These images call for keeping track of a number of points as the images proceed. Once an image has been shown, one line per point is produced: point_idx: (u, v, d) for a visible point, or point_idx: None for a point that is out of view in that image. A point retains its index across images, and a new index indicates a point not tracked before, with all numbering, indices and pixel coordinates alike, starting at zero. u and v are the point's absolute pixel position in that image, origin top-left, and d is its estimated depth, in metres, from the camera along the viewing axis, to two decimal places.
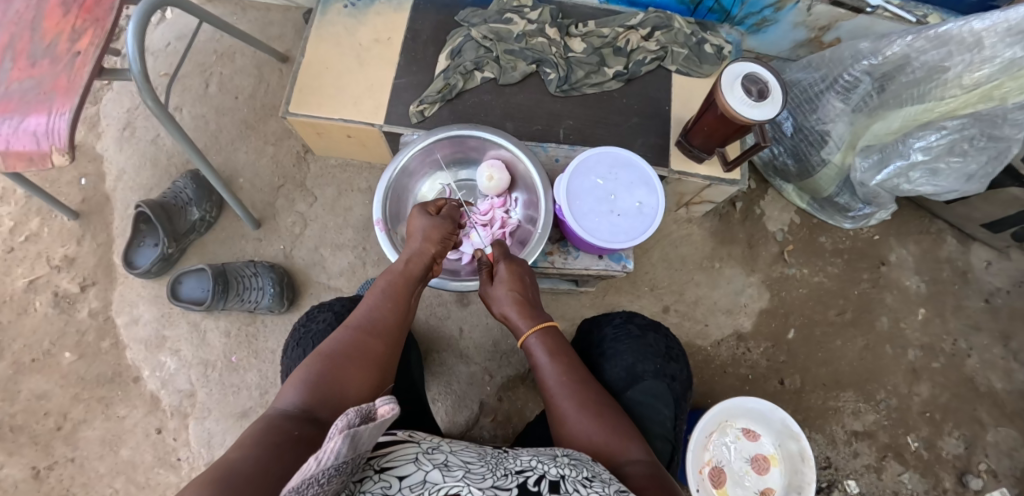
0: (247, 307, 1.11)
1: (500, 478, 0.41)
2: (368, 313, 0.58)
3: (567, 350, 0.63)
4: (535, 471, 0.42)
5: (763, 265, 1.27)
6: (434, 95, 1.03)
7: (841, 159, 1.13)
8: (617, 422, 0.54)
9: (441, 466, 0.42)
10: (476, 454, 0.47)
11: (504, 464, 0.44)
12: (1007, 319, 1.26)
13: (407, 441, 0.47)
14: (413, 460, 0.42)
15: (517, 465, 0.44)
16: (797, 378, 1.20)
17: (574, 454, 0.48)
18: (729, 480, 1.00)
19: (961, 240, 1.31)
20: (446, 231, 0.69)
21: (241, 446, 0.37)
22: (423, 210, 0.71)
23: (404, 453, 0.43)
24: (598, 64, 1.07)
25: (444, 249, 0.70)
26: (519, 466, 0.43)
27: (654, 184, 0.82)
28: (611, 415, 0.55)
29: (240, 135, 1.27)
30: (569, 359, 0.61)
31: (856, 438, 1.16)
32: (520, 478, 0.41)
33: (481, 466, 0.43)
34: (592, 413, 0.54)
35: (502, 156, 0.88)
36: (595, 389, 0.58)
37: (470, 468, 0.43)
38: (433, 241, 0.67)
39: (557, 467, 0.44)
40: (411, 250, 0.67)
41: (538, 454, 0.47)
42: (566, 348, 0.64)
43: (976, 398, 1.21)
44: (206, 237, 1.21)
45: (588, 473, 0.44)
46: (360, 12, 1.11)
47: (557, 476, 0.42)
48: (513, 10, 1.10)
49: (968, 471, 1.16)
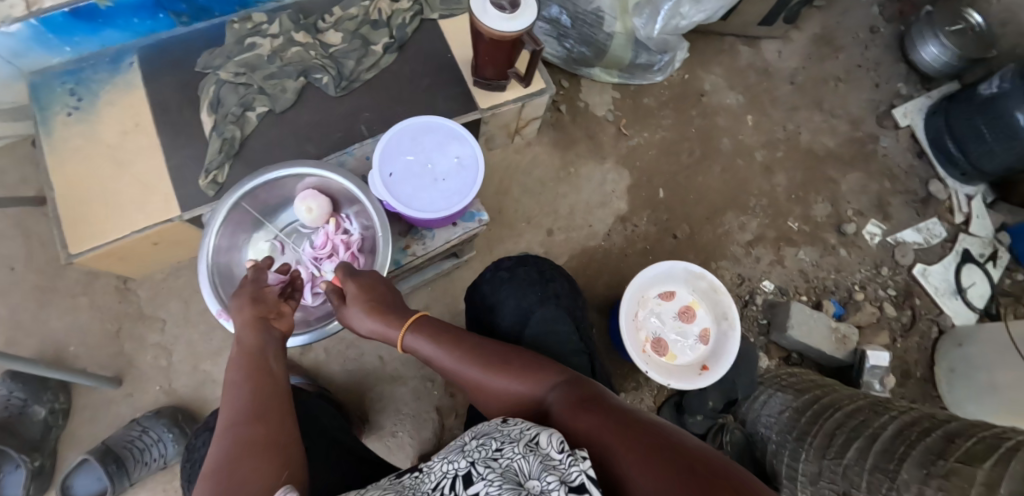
0: (158, 465, 1.00)
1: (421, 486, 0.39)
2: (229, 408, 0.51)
3: (449, 328, 0.60)
4: (446, 477, 0.35)
5: (610, 148, 1.29)
6: (217, 158, 0.94)
7: (623, 27, 1.17)
8: (523, 365, 0.54)
9: None
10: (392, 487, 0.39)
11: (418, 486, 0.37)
12: (812, 89, 1.45)
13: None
14: None
15: (431, 480, 0.36)
16: (685, 226, 1.27)
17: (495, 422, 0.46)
18: (671, 346, 1.08)
19: (750, 43, 1.46)
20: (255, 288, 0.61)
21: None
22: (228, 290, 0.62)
23: None
24: (363, 46, 1.03)
25: (270, 303, 0.62)
26: (433, 481, 0.36)
27: (463, 135, 0.82)
28: (515, 361, 0.54)
29: (41, 304, 1.09)
30: (452, 337, 0.59)
31: (753, 246, 1.30)
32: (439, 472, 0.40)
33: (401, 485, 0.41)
34: (498, 371, 0.54)
35: (310, 184, 0.83)
36: (491, 347, 0.57)
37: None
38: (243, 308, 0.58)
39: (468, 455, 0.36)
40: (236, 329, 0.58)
41: (455, 446, 0.39)
42: (443, 324, 0.61)
43: (819, 163, 1.40)
44: (71, 425, 1.05)
45: (504, 438, 0.36)
46: (89, 112, 0.97)
47: (467, 468, 0.34)
48: (253, 34, 1.02)
49: (843, 222, 1.36)
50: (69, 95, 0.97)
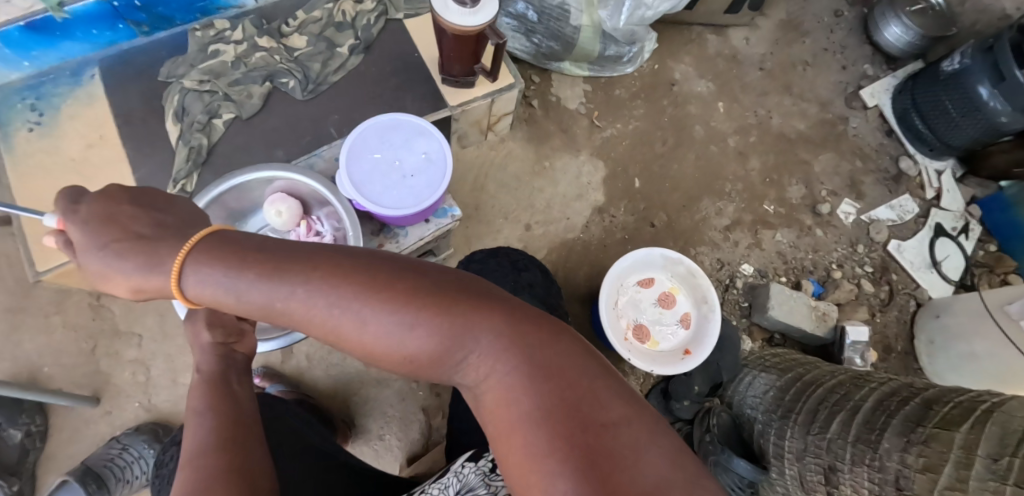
0: (138, 484, 0.99)
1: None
2: (196, 438, 0.48)
3: (284, 249, 0.38)
4: None
5: (584, 141, 1.28)
6: (184, 167, 0.93)
7: (590, 19, 1.18)
8: (410, 294, 0.34)
9: None
10: None
11: None
12: (780, 74, 1.47)
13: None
14: None
15: None
16: (662, 213, 1.27)
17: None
18: (654, 332, 1.08)
19: (719, 32, 1.48)
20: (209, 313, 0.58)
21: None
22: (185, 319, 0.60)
23: None
24: (328, 49, 1.02)
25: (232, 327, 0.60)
26: None
27: (429, 129, 0.81)
28: (397, 291, 0.35)
29: (12, 326, 1.06)
30: (276, 281, 0.36)
31: (731, 231, 1.31)
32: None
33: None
34: (369, 310, 0.34)
35: (279, 187, 0.83)
36: (356, 267, 0.36)
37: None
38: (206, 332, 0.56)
39: None
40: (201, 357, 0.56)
41: None
42: (247, 256, 0.38)
43: (793, 145, 1.42)
44: (50, 446, 1.03)
45: None
46: (53, 128, 0.96)
47: None
48: (216, 40, 1.01)
49: (817, 203, 1.38)
50: (32, 111, 0.97)
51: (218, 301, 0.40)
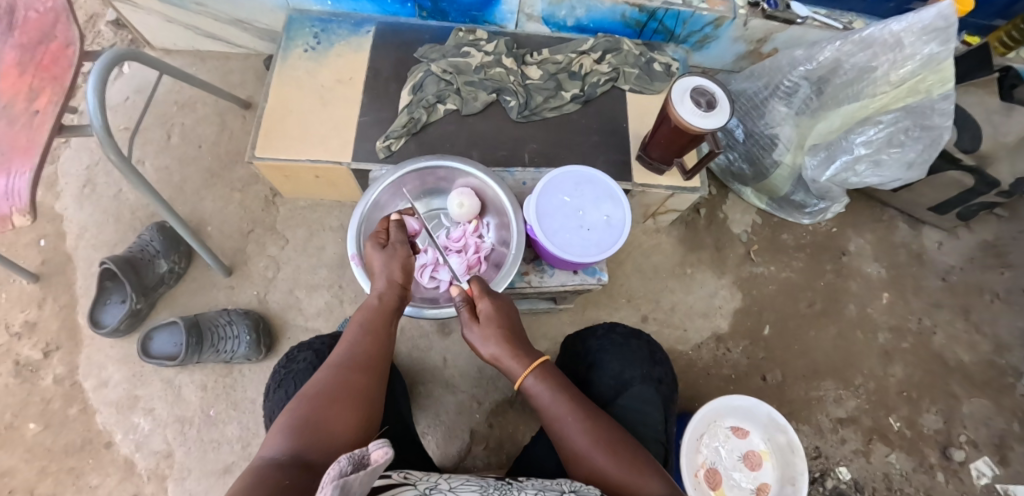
0: (223, 357, 1.09)
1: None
2: (348, 350, 0.57)
3: (569, 383, 0.59)
4: None
5: (732, 267, 1.31)
6: (400, 130, 1.05)
7: (792, 159, 1.19)
8: (631, 455, 0.52)
9: None
10: (477, 488, 0.45)
11: None
12: (964, 294, 1.33)
13: (403, 484, 0.44)
14: None
15: None
16: (778, 372, 1.23)
17: (582, 489, 0.46)
18: (725, 482, 1.01)
19: (911, 224, 1.39)
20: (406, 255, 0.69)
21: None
22: (374, 243, 0.69)
23: None
24: (555, 89, 1.12)
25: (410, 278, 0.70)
26: None
27: (619, 197, 0.85)
28: (626, 449, 0.52)
29: (205, 184, 1.26)
30: (571, 394, 0.57)
31: (842, 425, 1.20)
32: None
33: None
34: (606, 447, 0.52)
35: (470, 183, 0.91)
36: (606, 422, 0.55)
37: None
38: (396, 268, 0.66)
39: None
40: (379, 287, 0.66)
41: (544, 489, 0.45)
42: (563, 380, 0.60)
43: (947, 372, 1.26)
44: (176, 289, 1.18)
45: None
46: (321, 55, 1.14)
47: None
48: (470, 44, 1.15)
49: (950, 444, 1.20)
50: (312, 36, 1.15)
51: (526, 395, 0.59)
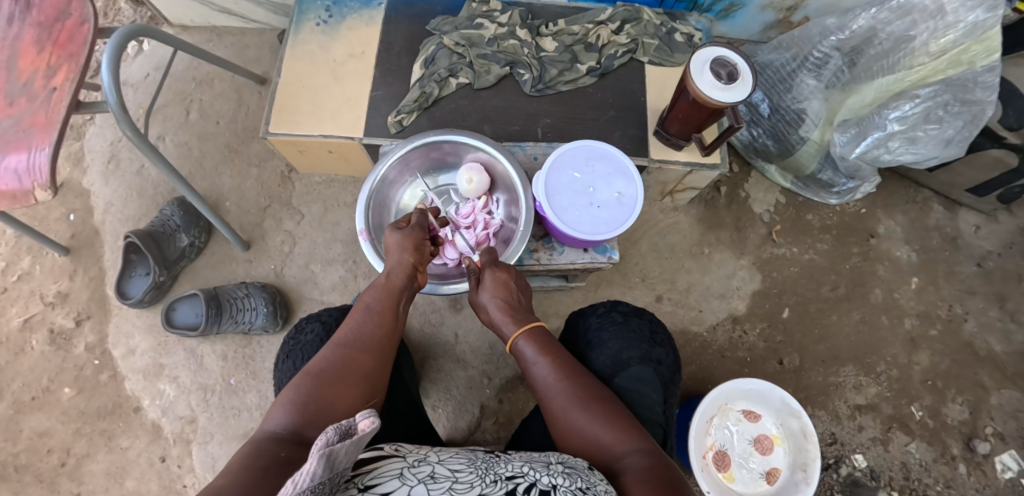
0: (241, 328, 1.12)
1: (490, 486, 0.38)
2: (357, 328, 0.57)
3: (556, 347, 0.58)
4: (526, 478, 0.40)
5: (752, 248, 1.27)
6: (411, 105, 1.04)
7: (819, 136, 1.14)
8: (609, 411, 0.50)
9: (426, 479, 0.39)
10: (465, 461, 0.44)
11: (494, 470, 0.42)
12: (1001, 281, 1.26)
13: (393, 456, 0.44)
14: (398, 474, 0.39)
15: (508, 471, 0.42)
16: (795, 357, 1.20)
17: (570, 461, 0.45)
18: (734, 463, 0.99)
19: (947, 206, 1.32)
20: (419, 237, 0.68)
21: (232, 471, 0.33)
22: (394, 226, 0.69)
23: (388, 468, 0.40)
24: (570, 62, 1.08)
25: (424, 257, 0.68)
26: (510, 472, 0.41)
27: (631, 174, 0.82)
28: (604, 405, 0.51)
29: (224, 160, 1.28)
30: (558, 355, 0.57)
31: (860, 412, 1.16)
32: (509, 485, 0.39)
33: (469, 474, 0.40)
34: (583, 404, 0.51)
35: (480, 158, 0.89)
36: (589, 382, 0.54)
37: (457, 478, 0.40)
38: (407, 250, 0.66)
39: (549, 475, 0.41)
40: (391, 266, 0.65)
41: (531, 461, 0.45)
42: (557, 344, 0.59)
43: (976, 362, 1.20)
44: (197, 262, 1.21)
45: (583, 483, 0.40)
46: (333, 29, 1.12)
47: (548, 485, 0.39)
48: (483, 16, 1.12)
49: (975, 436, 1.15)
50: (324, 10, 1.14)
51: (521, 360, 0.59)
